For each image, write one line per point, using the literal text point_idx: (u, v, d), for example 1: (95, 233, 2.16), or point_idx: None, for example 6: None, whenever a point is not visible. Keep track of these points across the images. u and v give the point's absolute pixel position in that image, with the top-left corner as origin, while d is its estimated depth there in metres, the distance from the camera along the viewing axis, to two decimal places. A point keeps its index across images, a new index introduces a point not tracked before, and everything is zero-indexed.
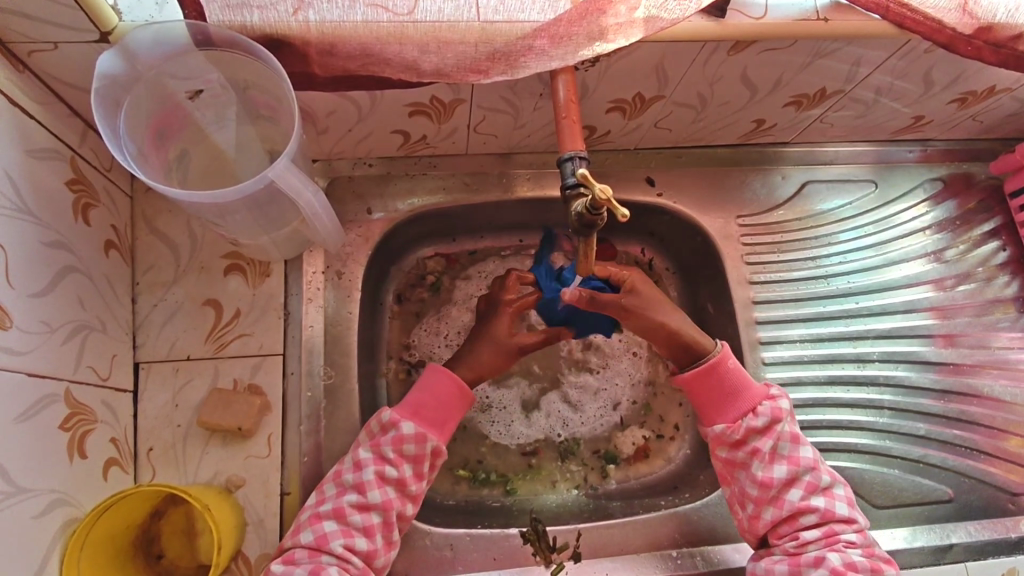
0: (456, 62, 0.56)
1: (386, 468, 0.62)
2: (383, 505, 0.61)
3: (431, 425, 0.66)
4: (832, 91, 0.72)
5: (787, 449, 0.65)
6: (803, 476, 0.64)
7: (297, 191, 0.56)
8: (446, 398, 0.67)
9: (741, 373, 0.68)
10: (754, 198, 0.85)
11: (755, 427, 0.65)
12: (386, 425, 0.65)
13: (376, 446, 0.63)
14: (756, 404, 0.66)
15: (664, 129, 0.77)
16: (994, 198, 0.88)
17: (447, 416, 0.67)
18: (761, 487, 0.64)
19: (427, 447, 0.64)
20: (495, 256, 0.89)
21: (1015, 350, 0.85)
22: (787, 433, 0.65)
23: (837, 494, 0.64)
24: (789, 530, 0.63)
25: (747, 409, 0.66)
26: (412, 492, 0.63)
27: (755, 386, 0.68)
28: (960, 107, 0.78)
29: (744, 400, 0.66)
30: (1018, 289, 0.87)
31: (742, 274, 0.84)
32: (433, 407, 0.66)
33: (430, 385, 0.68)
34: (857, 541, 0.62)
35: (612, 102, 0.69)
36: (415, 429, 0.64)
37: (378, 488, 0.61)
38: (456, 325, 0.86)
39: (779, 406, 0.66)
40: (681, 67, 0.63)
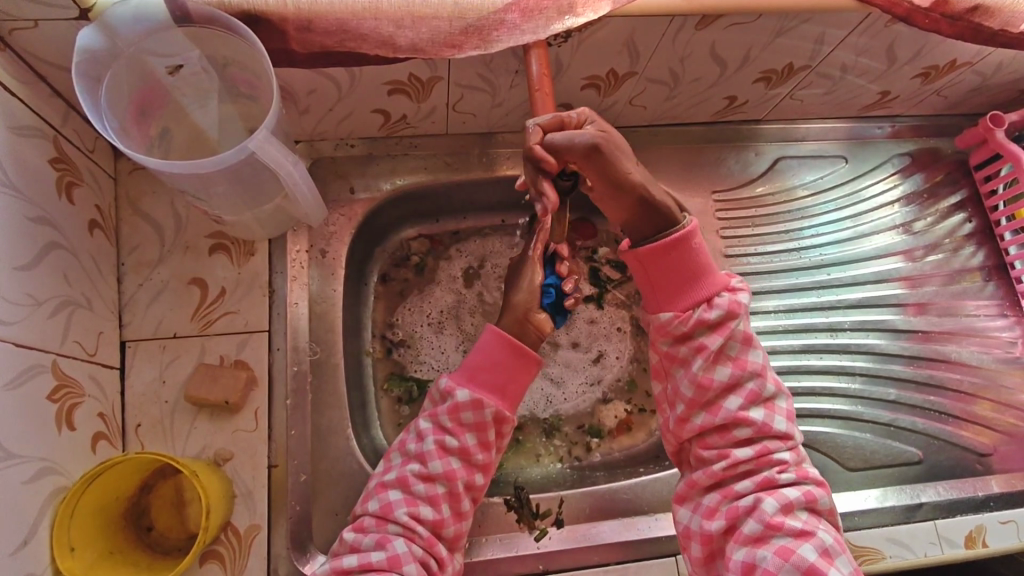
0: (431, 37, 0.57)
1: (447, 438, 0.66)
2: (446, 475, 0.65)
3: (489, 390, 0.69)
4: (799, 67, 0.74)
5: (735, 349, 0.61)
6: (746, 384, 0.61)
7: (276, 162, 0.57)
8: (502, 358, 0.69)
9: (703, 257, 0.62)
10: (729, 174, 0.87)
11: (705, 317, 0.61)
12: (444, 393, 0.69)
13: (435, 417, 0.68)
14: (713, 294, 0.62)
15: (638, 106, 0.79)
16: (960, 171, 0.92)
17: (507, 380, 0.69)
18: (698, 389, 0.61)
19: (488, 415, 0.67)
20: (477, 236, 0.93)
21: (981, 318, 0.88)
22: (739, 333, 0.61)
23: (778, 409, 0.62)
24: (720, 442, 0.61)
25: (700, 299, 0.62)
26: (478, 460, 0.67)
27: (715, 273, 0.62)
28: (925, 82, 0.81)
29: (702, 286, 0.62)
30: (984, 259, 0.90)
31: (717, 247, 0.86)
32: (493, 373, 0.69)
33: (486, 350, 0.70)
34: (790, 462, 0.60)
35: (586, 78, 0.71)
36: (471, 396, 0.67)
37: (439, 458, 0.65)
38: (438, 304, 0.89)
39: (737, 300, 0.62)
40: (652, 42, 0.65)
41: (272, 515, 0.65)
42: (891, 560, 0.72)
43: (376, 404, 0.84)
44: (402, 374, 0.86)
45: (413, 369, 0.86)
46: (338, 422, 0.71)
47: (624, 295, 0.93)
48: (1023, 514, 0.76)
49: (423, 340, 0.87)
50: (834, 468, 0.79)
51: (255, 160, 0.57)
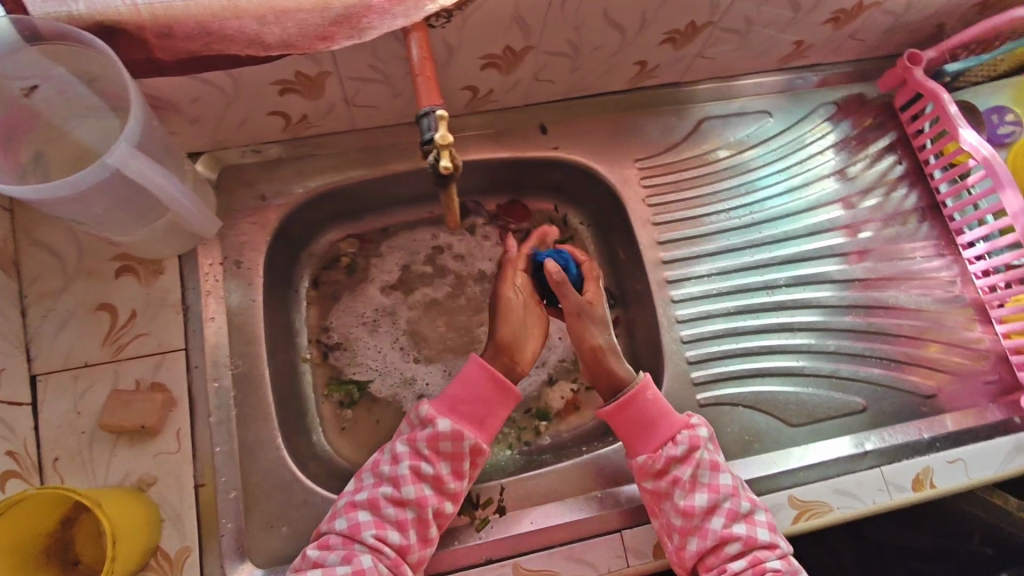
0: (299, 31, 0.54)
1: (422, 481, 0.65)
2: (417, 500, 0.64)
3: (468, 421, 0.70)
4: (702, 24, 0.73)
5: (706, 476, 0.67)
6: (723, 504, 0.65)
7: (146, 178, 0.55)
8: (483, 390, 0.70)
9: (660, 404, 0.71)
10: (651, 140, 0.86)
11: (673, 456, 0.67)
12: (424, 419, 0.68)
13: (412, 441, 0.67)
14: (675, 433, 0.69)
15: (546, 81, 0.77)
16: (887, 114, 0.91)
17: (485, 414, 0.70)
18: (684, 515, 0.65)
19: (466, 446, 0.68)
20: (406, 229, 0.91)
21: (919, 260, 0.87)
22: (706, 460, 0.67)
23: (759, 521, 0.65)
24: (716, 561, 0.63)
25: (666, 440, 0.69)
26: (450, 489, 0.66)
27: (675, 417, 0.70)
28: (836, 27, 0.80)
29: (667, 429, 0.69)
30: (917, 200, 0.89)
31: (644, 217, 0.84)
32: (473, 404, 0.70)
33: (469, 380, 0.71)
34: (783, 569, 0.62)
35: (483, 58, 0.68)
36: (452, 426, 0.67)
37: (412, 484, 0.65)
38: (371, 303, 0.88)
39: (696, 433, 0.69)
40: (539, 13, 0.63)
41: (203, 537, 0.64)
42: (839, 511, 0.72)
43: (314, 410, 0.82)
44: (340, 378, 0.85)
45: (351, 371, 0.85)
46: (266, 434, 0.70)
47: None
48: (970, 451, 0.76)
49: (358, 342, 0.86)
50: (779, 426, 0.78)
51: (126, 179, 0.55)
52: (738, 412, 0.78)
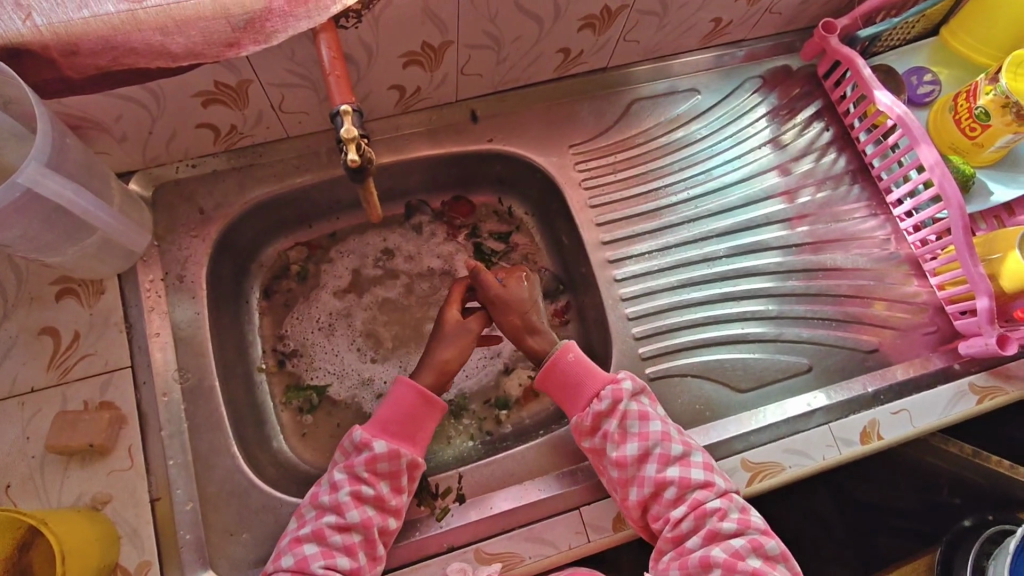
0: (205, 39, 0.56)
1: (378, 463, 0.68)
2: (362, 523, 0.65)
3: (401, 439, 0.71)
4: (617, 8, 0.75)
5: (635, 425, 0.70)
6: (655, 450, 0.69)
7: (57, 195, 0.57)
8: (411, 407, 0.72)
9: (583, 362, 0.74)
10: (584, 125, 0.88)
11: (600, 410, 0.71)
12: (359, 445, 0.69)
13: (349, 467, 0.68)
14: (598, 390, 0.72)
15: (473, 75, 0.79)
16: (812, 83, 0.94)
17: (415, 427, 0.72)
18: (619, 467, 0.68)
19: (403, 463, 0.69)
20: (354, 233, 0.92)
21: (854, 221, 0.90)
22: (633, 410, 0.71)
23: (693, 463, 0.69)
24: (660, 511, 0.67)
25: (591, 397, 0.72)
26: (393, 505, 0.67)
27: (599, 373, 0.74)
28: (751, 2, 0.82)
29: (590, 386, 0.73)
30: (847, 163, 0.92)
31: (582, 200, 0.86)
32: (402, 422, 0.72)
33: (396, 401, 0.72)
34: (724, 508, 0.66)
35: (403, 56, 0.70)
36: (388, 446, 0.69)
37: (356, 507, 0.65)
38: (326, 308, 0.88)
39: (620, 386, 0.72)
40: (451, 7, 0.65)
41: (163, 549, 0.64)
42: (790, 470, 0.74)
43: (274, 419, 0.83)
44: (299, 384, 0.85)
45: (309, 377, 0.85)
46: (220, 443, 0.70)
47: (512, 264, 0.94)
48: (913, 401, 0.79)
49: (314, 347, 0.87)
50: (729, 393, 0.80)
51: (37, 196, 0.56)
52: (688, 383, 0.80)
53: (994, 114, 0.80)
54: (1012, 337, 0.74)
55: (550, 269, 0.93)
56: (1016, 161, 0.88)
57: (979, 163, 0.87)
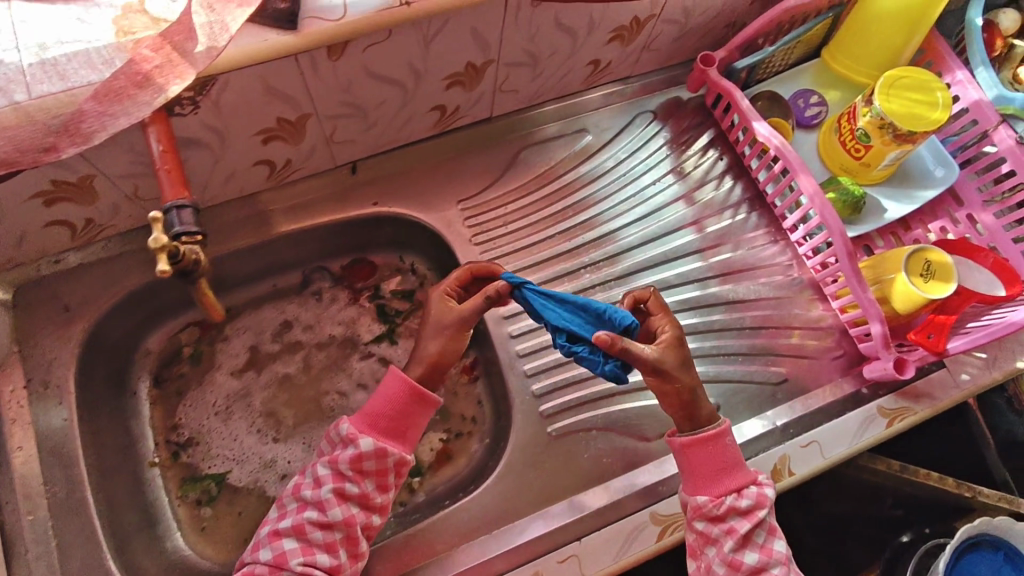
0: (13, 146, 0.49)
1: (363, 461, 0.66)
2: (345, 521, 0.65)
3: (390, 436, 0.69)
4: (482, 64, 0.74)
5: (762, 536, 0.66)
6: (770, 568, 0.64)
7: None
8: (402, 404, 0.69)
9: (734, 451, 0.69)
10: (469, 180, 0.86)
11: (738, 507, 0.66)
12: (346, 439, 0.67)
13: (333, 463, 0.66)
14: (744, 486, 0.67)
15: (346, 141, 0.77)
16: (703, 113, 0.94)
17: (407, 424, 0.69)
18: (729, 567, 0.64)
19: (388, 462, 0.67)
20: (250, 308, 0.89)
21: (756, 248, 0.89)
22: (766, 522, 0.66)
23: None
24: None
25: (731, 489, 0.67)
26: (376, 504, 0.67)
27: (742, 467, 0.68)
28: (624, 44, 0.82)
29: (733, 478, 0.67)
30: (743, 191, 0.91)
31: (473, 256, 0.84)
32: (392, 419, 0.69)
33: (388, 395, 0.69)
34: None
35: (260, 133, 0.68)
36: (374, 444, 0.67)
37: (337, 505, 0.65)
38: (221, 391, 0.85)
39: (763, 492, 0.67)
40: (298, 84, 0.63)
41: None
42: None
43: (169, 515, 0.79)
44: (195, 476, 0.82)
45: (206, 466, 0.82)
46: (94, 558, 0.66)
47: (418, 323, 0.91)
48: (824, 431, 0.77)
49: (210, 435, 0.83)
50: (636, 442, 0.78)
51: None
52: (593, 436, 0.78)
53: (873, 135, 0.80)
54: (909, 360, 0.74)
55: None
56: (906, 176, 0.88)
57: (868, 181, 0.87)
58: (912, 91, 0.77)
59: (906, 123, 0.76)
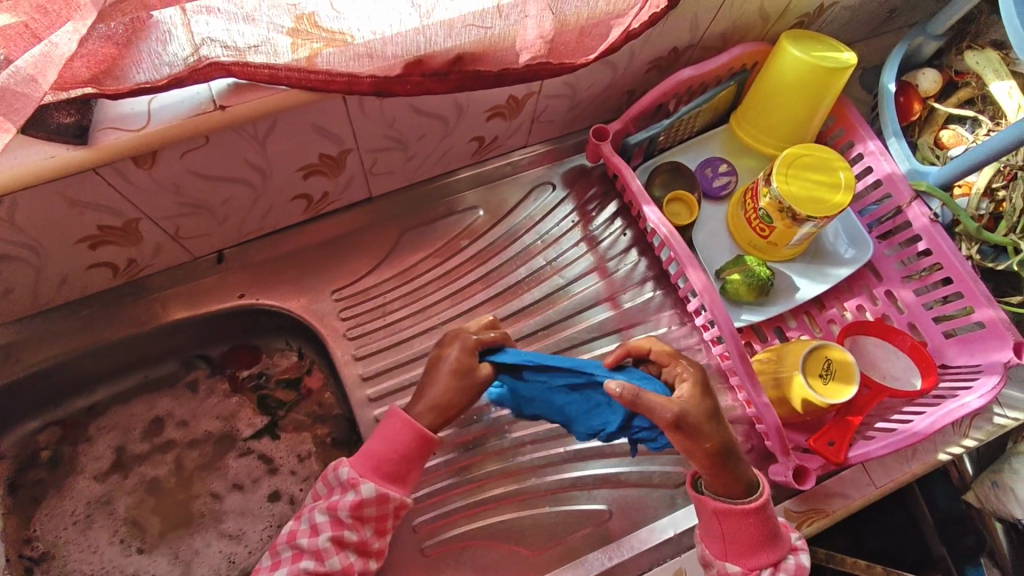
0: None
1: (363, 509, 0.61)
2: (342, 570, 0.60)
3: (390, 479, 0.62)
4: (339, 154, 0.68)
5: None
6: None
7: None
8: (404, 446, 0.63)
9: (773, 522, 0.61)
10: (346, 267, 0.82)
11: None
12: (346, 483, 0.62)
13: (332, 509, 0.61)
14: (780, 558, 0.61)
15: (201, 235, 0.72)
16: (607, 184, 0.88)
17: (407, 468, 0.63)
18: None
19: (390, 507, 0.62)
20: (118, 403, 0.83)
21: (662, 331, 0.83)
22: None
23: None
24: None
25: (769, 563, 0.60)
26: (374, 548, 0.63)
27: (782, 535, 0.62)
28: (507, 120, 0.77)
29: (773, 551, 0.61)
30: (649, 268, 0.85)
31: (347, 352, 0.80)
32: (396, 463, 0.63)
33: (390, 434, 0.63)
34: None
35: (83, 239, 0.62)
36: (377, 492, 0.61)
37: (337, 554, 0.60)
38: (82, 497, 0.79)
39: (801, 561, 0.61)
40: (110, 193, 0.57)
41: None
42: None
43: None
44: None
45: None
46: None
47: (303, 414, 0.85)
48: None
49: (66, 548, 0.77)
50: (518, 557, 0.71)
51: None
52: (471, 551, 0.71)
53: (775, 217, 0.74)
54: (811, 469, 0.68)
55: (340, 413, 0.85)
56: (819, 251, 0.82)
57: (777, 259, 0.81)
58: (813, 171, 0.72)
59: (804, 210, 0.70)
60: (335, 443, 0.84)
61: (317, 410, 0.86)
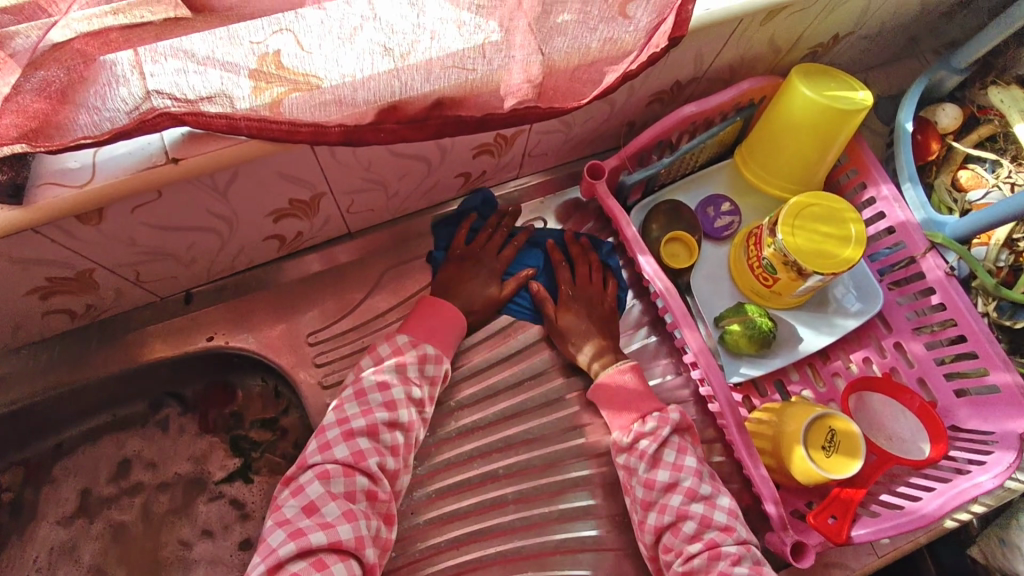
0: None
1: (425, 365, 0.68)
2: (408, 424, 0.64)
3: (432, 338, 0.70)
4: (313, 197, 0.64)
5: (671, 455, 0.66)
6: (685, 483, 0.64)
7: None
8: (443, 318, 0.71)
9: (638, 378, 0.71)
10: (325, 306, 0.78)
11: (642, 432, 0.67)
12: (403, 346, 0.68)
13: (400, 366, 0.66)
14: (648, 412, 0.69)
15: (167, 278, 0.67)
16: (602, 219, 0.83)
17: (440, 335, 0.70)
18: (646, 489, 0.65)
19: (442, 369, 0.69)
20: (84, 443, 0.79)
21: (655, 381, 0.78)
22: (676, 444, 0.66)
23: (719, 505, 0.63)
24: (675, 543, 0.62)
25: (637, 417, 0.69)
26: (424, 414, 0.67)
27: (649, 398, 0.70)
28: (496, 156, 0.72)
29: (641, 404, 0.69)
30: (644, 312, 0.81)
31: (322, 400, 0.75)
32: (436, 332, 0.70)
33: (440, 314, 0.71)
34: (740, 554, 0.60)
35: (33, 291, 0.57)
36: (435, 351, 0.69)
37: (406, 407, 0.65)
38: (45, 544, 0.75)
39: (669, 415, 0.67)
40: (55, 249, 0.53)
41: None
42: None
43: None
44: None
45: None
46: None
47: (278, 457, 0.81)
48: None
49: None
50: None
51: None
52: None
53: (779, 268, 0.69)
54: (809, 544, 0.63)
55: None
56: (825, 299, 0.77)
57: (778, 306, 0.77)
58: (822, 223, 0.67)
59: (809, 263, 0.65)
60: None
61: (292, 452, 0.82)
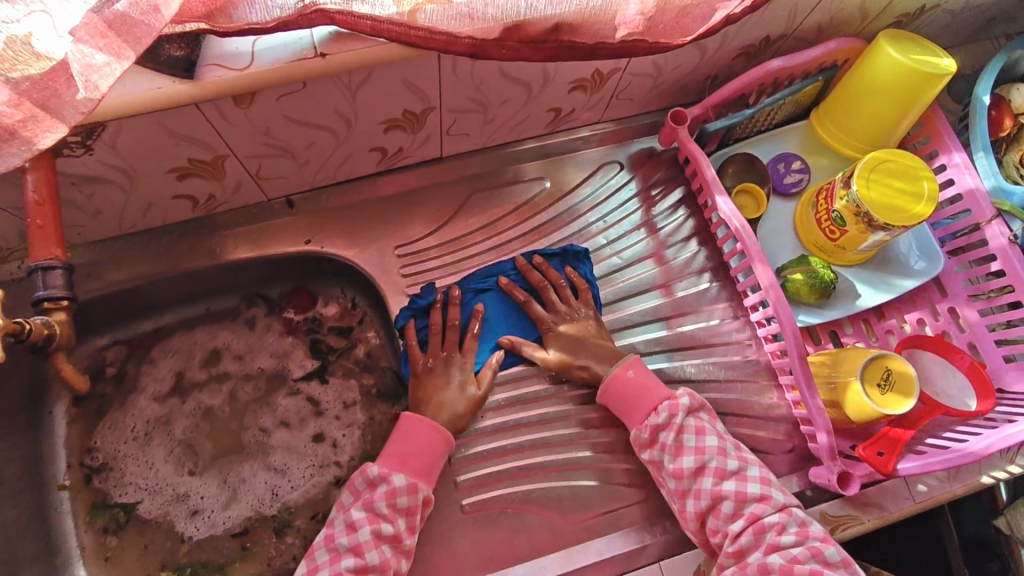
0: None
1: (396, 498, 0.65)
2: (381, 565, 0.62)
3: (418, 474, 0.67)
4: (422, 111, 0.69)
5: (691, 439, 0.69)
6: (710, 463, 0.67)
7: None
8: (425, 439, 0.69)
9: (642, 377, 0.73)
10: (411, 224, 0.83)
11: (657, 422, 0.70)
12: (374, 479, 0.66)
13: (367, 504, 0.64)
14: (657, 403, 0.71)
15: (279, 177, 0.73)
16: (675, 168, 0.88)
17: (430, 465, 0.68)
18: (676, 478, 0.68)
19: (419, 499, 0.66)
20: (181, 330, 0.86)
21: (715, 322, 0.83)
22: (692, 426, 0.70)
23: (749, 476, 0.67)
24: (717, 525, 0.65)
25: (648, 411, 0.71)
26: (405, 546, 0.64)
27: (655, 387, 0.72)
28: (589, 93, 0.76)
29: (646, 401, 0.72)
30: (709, 259, 0.85)
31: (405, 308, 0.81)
32: (421, 456, 0.68)
33: (416, 436, 0.69)
34: (782, 522, 0.63)
35: (172, 171, 0.64)
36: (408, 481, 0.66)
37: (374, 548, 0.62)
38: (143, 415, 0.83)
39: (677, 401, 0.70)
40: (204, 127, 0.59)
41: None
42: None
43: (73, 542, 0.77)
44: (105, 502, 0.80)
45: (117, 494, 0.80)
46: None
47: (352, 362, 0.88)
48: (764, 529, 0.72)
49: (125, 461, 0.81)
50: (553, 525, 0.73)
51: None
52: (507, 516, 0.73)
53: (848, 220, 0.73)
54: (855, 474, 0.68)
55: (388, 364, 0.87)
56: (887, 259, 0.81)
57: (840, 262, 0.81)
58: (895, 179, 0.70)
59: (881, 215, 0.69)
60: (381, 394, 0.86)
61: (366, 358, 0.88)
